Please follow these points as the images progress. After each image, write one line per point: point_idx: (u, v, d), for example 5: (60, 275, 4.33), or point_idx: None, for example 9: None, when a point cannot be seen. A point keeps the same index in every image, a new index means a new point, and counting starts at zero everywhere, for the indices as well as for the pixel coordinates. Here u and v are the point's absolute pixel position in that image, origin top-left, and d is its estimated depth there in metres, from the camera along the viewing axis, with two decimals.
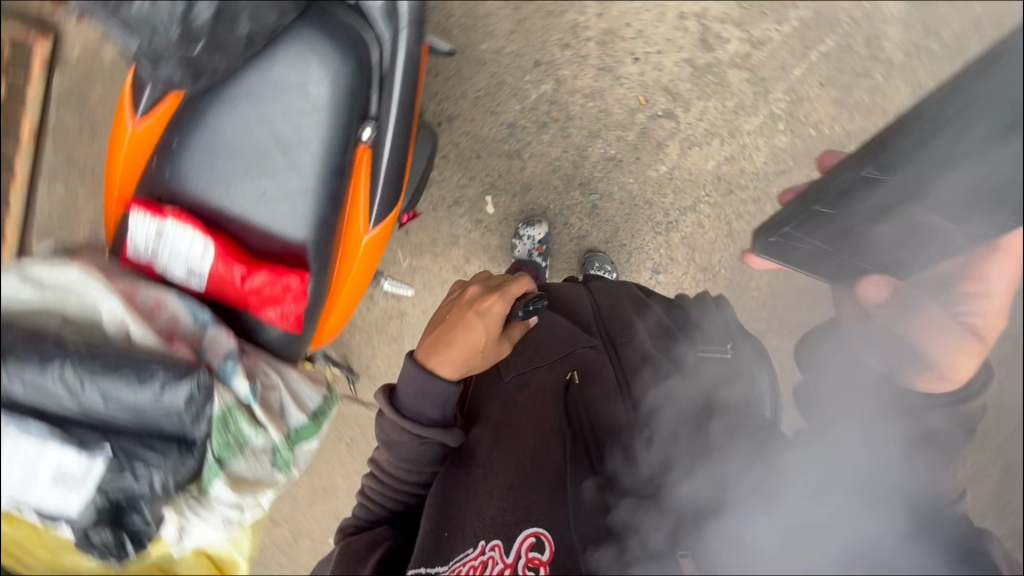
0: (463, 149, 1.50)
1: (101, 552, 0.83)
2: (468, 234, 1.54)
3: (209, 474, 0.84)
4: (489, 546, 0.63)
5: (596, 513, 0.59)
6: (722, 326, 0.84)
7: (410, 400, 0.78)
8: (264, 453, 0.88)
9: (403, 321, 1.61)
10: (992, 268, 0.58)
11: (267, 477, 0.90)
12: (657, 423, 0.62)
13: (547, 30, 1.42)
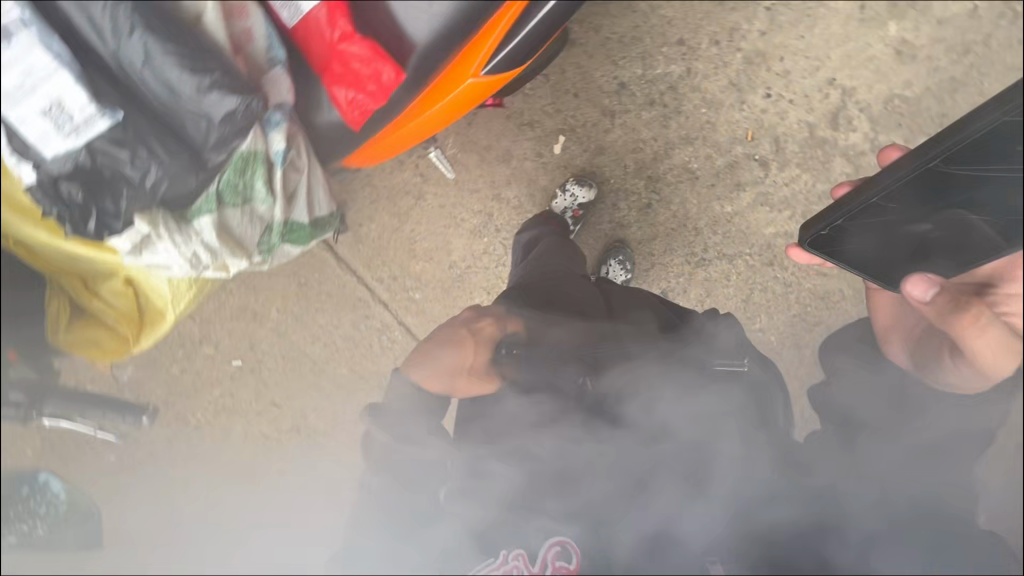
0: (567, 81, 1.45)
1: (60, 208, 1.01)
2: (524, 160, 1.48)
3: (201, 208, 1.11)
4: (511, 558, 0.69)
5: (619, 497, 0.73)
6: (734, 345, 0.90)
7: (400, 428, 0.88)
8: (256, 213, 1.17)
9: (417, 205, 1.52)
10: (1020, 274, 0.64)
11: (240, 235, 1.18)
12: (673, 420, 0.80)
13: (710, 19, 1.41)
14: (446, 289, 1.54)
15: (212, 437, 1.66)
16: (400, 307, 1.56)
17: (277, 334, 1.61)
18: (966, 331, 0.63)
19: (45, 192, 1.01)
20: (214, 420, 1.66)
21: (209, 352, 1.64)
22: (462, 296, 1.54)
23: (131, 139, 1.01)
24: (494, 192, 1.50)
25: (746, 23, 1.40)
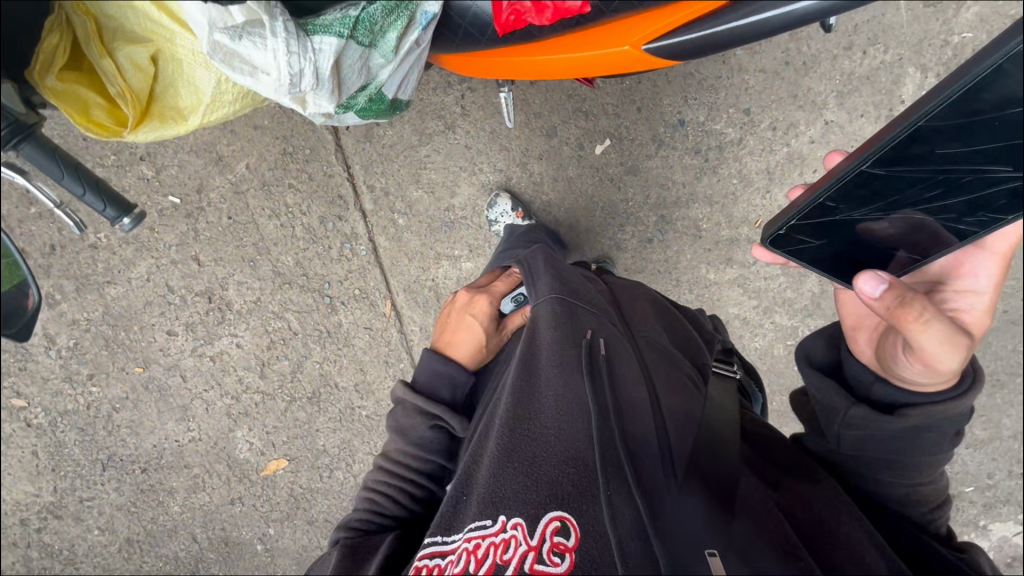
0: (636, 92, 1.42)
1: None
2: (564, 144, 1.44)
3: (331, 24, 0.75)
4: (510, 527, 0.69)
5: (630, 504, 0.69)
6: (693, 340, 1.06)
7: (426, 380, 1.02)
8: (369, 68, 0.83)
9: (444, 134, 1.41)
10: (980, 270, 0.80)
11: (344, 84, 0.81)
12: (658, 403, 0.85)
13: (779, 105, 1.45)
14: (432, 229, 1.47)
15: (111, 262, 1.45)
16: (376, 224, 1.46)
17: (232, 192, 1.42)
18: (911, 326, 0.73)
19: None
20: (120, 246, 1.44)
21: (147, 173, 1.40)
22: (442, 242, 1.48)
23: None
24: (522, 159, 1.45)
25: (803, 124, 1.46)
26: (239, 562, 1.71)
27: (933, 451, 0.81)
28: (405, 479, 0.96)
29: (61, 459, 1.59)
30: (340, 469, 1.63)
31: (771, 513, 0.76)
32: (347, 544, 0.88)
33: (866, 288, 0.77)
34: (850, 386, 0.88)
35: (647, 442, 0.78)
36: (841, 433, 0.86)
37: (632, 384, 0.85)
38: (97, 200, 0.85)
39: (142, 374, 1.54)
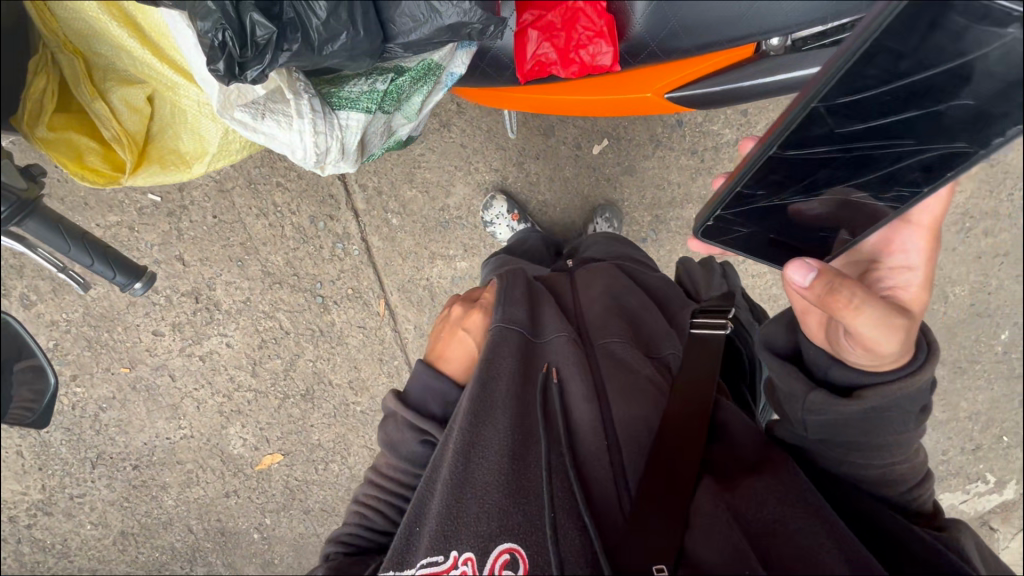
0: None
1: (227, 34, 0.63)
2: (562, 144, 1.43)
3: (358, 100, 0.82)
4: (462, 562, 0.68)
5: (578, 535, 0.66)
6: (663, 328, 0.97)
7: (413, 391, 0.87)
8: (390, 127, 0.90)
9: (439, 132, 1.39)
10: (908, 241, 0.69)
11: (368, 147, 0.89)
12: (609, 414, 0.78)
13: (776, 106, 1.44)
14: (427, 229, 1.44)
15: None
16: (369, 223, 1.43)
17: (217, 190, 1.37)
18: (843, 314, 0.65)
19: (219, 8, 0.62)
20: None
21: None
22: (437, 242, 1.46)
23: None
24: (518, 158, 1.43)
25: None
26: (236, 550, 1.74)
27: (895, 432, 0.70)
28: (398, 493, 0.86)
29: (47, 458, 1.57)
30: (336, 462, 1.65)
31: (718, 524, 0.65)
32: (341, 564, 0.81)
33: (794, 277, 0.69)
34: (807, 368, 0.75)
35: (599, 459, 0.73)
36: (804, 419, 0.74)
37: (588, 401, 0.78)
38: (107, 267, 0.81)
39: (129, 374, 1.50)
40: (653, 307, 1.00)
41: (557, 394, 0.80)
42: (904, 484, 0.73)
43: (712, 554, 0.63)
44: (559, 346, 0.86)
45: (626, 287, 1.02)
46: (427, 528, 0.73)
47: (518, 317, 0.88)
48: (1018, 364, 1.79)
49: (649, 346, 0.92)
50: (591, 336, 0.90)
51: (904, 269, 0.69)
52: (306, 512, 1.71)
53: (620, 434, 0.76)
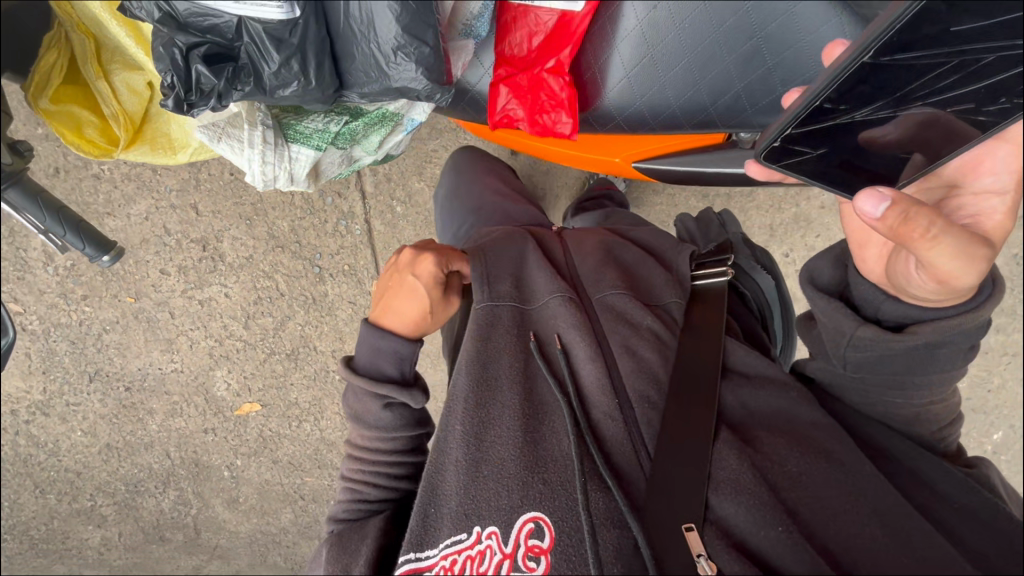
0: None
1: (173, 81, 0.65)
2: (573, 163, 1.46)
3: (310, 137, 0.85)
4: (485, 537, 0.70)
5: (604, 505, 0.69)
6: (667, 278, 0.95)
7: (367, 360, 0.87)
8: (350, 156, 0.94)
9: (455, 131, 1.43)
10: (994, 161, 0.69)
11: (323, 171, 0.93)
12: (612, 376, 0.79)
13: None
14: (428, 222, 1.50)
15: (112, 195, 1.49)
16: (374, 207, 1.49)
17: None
18: (918, 245, 0.64)
19: (167, 54, 0.63)
20: (123, 181, 1.47)
21: None
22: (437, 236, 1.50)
23: (292, 45, 0.63)
24: (528, 169, 1.46)
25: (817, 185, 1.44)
26: (206, 482, 1.85)
27: (942, 363, 0.75)
28: (377, 466, 0.90)
29: (51, 364, 1.69)
30: (309, 420, 1.74)
31: (750, 480, 0.70)
32: (338, 537, 0.85)
33: (865, 207, 0.64)
34: (856, 306, 0.79)
35: (613, 425, 0.76)
36: (845, 355, 0.79)
37: (594, 363, 0.80)
38: (76, 238, 0.86)
39: (133, 304, 1.61)
40: (648, 258, 0.98)
41: (564, 357, 0.82)
42: (930, 429, 0.81)
43: (743, 513, 0.68)
44: (556, 309, 0.85)
45: (618, 245, 1.00)
46: (445, 509, 0.74)
47: (505, 291, 0.87)
48: (1002, 465, 1.74)
49: (644, 292, 0.92)
50: (589, 291, 0.90)
51: (987, 197, 0.69)
52: (275, 462, 1.81)
53: (630, 392, 0.79)
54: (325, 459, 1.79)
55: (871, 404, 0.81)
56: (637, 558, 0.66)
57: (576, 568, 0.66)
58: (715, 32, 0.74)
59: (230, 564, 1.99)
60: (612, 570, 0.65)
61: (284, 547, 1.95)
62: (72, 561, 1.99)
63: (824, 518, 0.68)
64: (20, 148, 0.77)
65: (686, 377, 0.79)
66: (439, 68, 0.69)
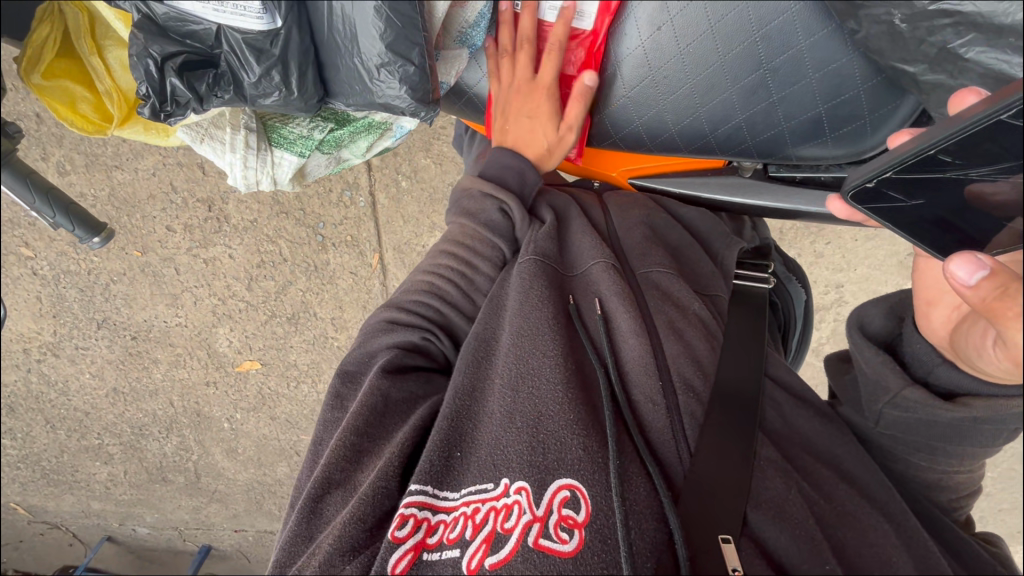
0: None
1: (148, 91, 0.63)
2: None
3: (293, 142, 0.83)
4: (513, 492, 0.53)
5: (643, 495, 0.54)
6: (713, 269, 0.80)
7: (490, 170, 0.78)
8: (337, 158, 0.90)
9: None
10: None
11: (309, 172, 0.91)
12: (663, 348, 0.65)
13: None
14: (432, 200, 1.51)
15: (120, 149, 1.49)
16: (379, 180, 1.49)
17: None
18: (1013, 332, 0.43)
19: (143, 66, 0.61)
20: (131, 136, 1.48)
21: None
22: (439, 214, 1.52)
23: (273, 56, 0.61)
24: None
25: None
26: (207, 432, 1.92)
27: (981, 440, 0.63)
28: (455, 275, 0.74)
29: (61, 308, 1.74)
30: (306, 384, 1.78)
31: (796, 509, 0.57)
32: (374, 387, 0.64)
33: (955, 272, 0.47)
34: (903, 363, 0.67)
35: (654, 410, 0.60)
36: (881, 412, 0.67)
37: (639, 336, 0.64)
38: (65, 220, 0.82)
39: (139, 258, 1.63)
40: (695, 243, 0.83)
41: (603, 325, 0.67)
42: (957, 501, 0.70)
43: (787, 541, 0.54)
44: (598, 276, 0.71)
45: (658, 222, 0.84)
46: (473, 452, 0.58)
47: (547, 247, 0.73)
48: None
49: (697, 281, 0.78)
50: (634, 265, 0.76)
51: None
52: (272, 419, 1.86)
53: (677, 376, 0.63)
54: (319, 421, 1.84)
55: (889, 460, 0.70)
56: (670, 557, 0.52)
57: (612, 554, 0.50)
58: (721, 60, 0.70)
59: (228, 508, 2.09)
60: (645, 567, 0.50)
61: (279, 497, 2.03)
62: (81, 492, 2.11)
63: (876, 574, 0.56)
64: (8, 129, 0.75)
65: (742, 377, 0.66)
66: (425, 86, 0.67)
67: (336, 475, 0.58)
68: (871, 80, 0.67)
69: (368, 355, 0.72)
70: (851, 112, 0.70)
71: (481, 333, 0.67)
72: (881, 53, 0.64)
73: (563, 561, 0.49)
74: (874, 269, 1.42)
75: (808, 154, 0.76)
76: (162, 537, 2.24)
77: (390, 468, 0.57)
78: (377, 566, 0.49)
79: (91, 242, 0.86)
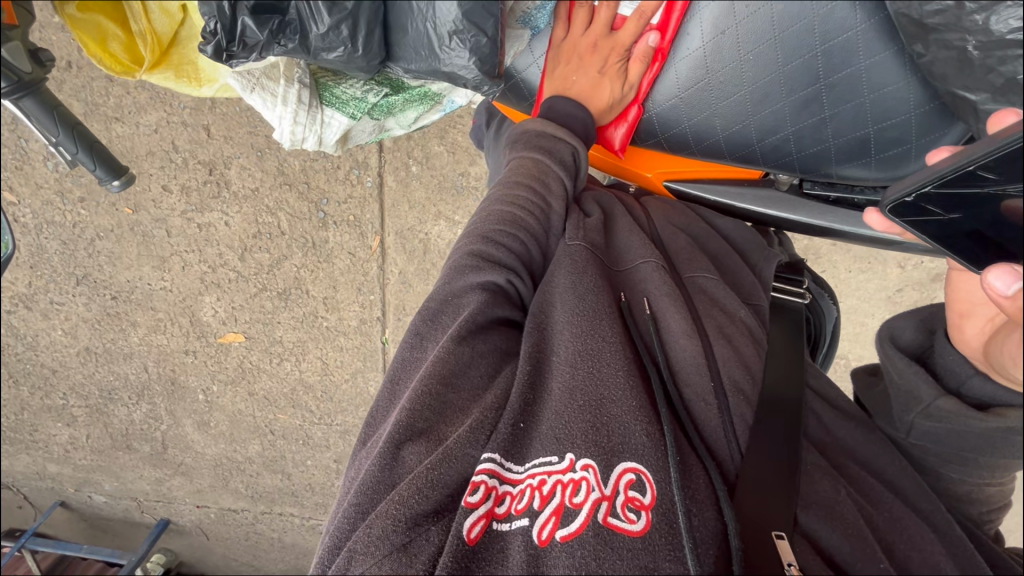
0: None
1: (216, 28, 0.61)
2: None
3: (346, 104, 0.83)
4: (580, 468, 0.53)
5: (702, 488, 0.54)
6: (751, 279, 0.81)
7: (553, 118, 0.82)
8: (382, 126, 0.93)
9: None
10: None
11: (352, 138, 0.92)
12: (713, 349, 0.66)
13: None
14: (440, 187, 1.49)
15: (122, 101, 1.44)
16: (389, 162, 1.48)
17: None
18: None
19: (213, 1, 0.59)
20: (136, 89, 1.43)
21: None
22: (446, 204, 1.51)
23: (345, 10, 0.60)
24: None
25: None
26: (180, 402, 1.86)
27: (1013, 451, 0.65)
28: (527, 225, 0.73)
29: (39, 260, 1.67)
30: (289, 362, 1.73)
31: (846, 511, 0.59)
32: (455, 347, 0.61)
33: (995, 283, 0.49)
34: (936, 374, 0.69)
35: (706, 408, 0.61)
36: (912, 422, 0.69)
37: (689, 336, 0.65)
38: (88, 159, 0.83)
39: (130, 216, 1.58)
40: (734, 253, 0.85)
41: (653, 323, 0.67)
42: (987, 515, 0.72)
43: (839, 540, 0.56)
44: (648, 275, 0.72)
45: (698, 233, 0.87)
46: (542, 422, 0.57)
47: (598, 243, 0.74)
48: None
49: (740, 289, 0.80)
50: (680, 269, 0.77)
51: None
52: (250, 395, 1.81)
53: (726, 379, 0.64)
54: (298, 402, 1.80)
55: (921, 471, 0.72)
56: (726, 551, 0.52)
57: (677, 537, 0.50)
58: (779, 70, 0.71)
59: (192, 482, 2.03)
60: (708, 555, 0.51)
61: (247, 475, 1.98)
62: (37, 453, 2.03)
63: None
64: (39, 57, 0.74)
65: (785, 385, 0.66)
66: (492, 60, 0.66)
67: (419, 423, 0.55)
68: (927, 105, 0.69)
69: (452, 294, 0.68)
70: (900, 135, 0.71)
71: (540, 313, 0.66)
72: (945, 79, 0.65)
73: (631, 540, 0.49)
74: (867, 297, 1.45)
75: (848, 174, 0.78)
76: (118, 508, 2.16)
77: (479, 434, 0.55)
78: (454, 531, 0.49)
79: (110, 183, 0.88)
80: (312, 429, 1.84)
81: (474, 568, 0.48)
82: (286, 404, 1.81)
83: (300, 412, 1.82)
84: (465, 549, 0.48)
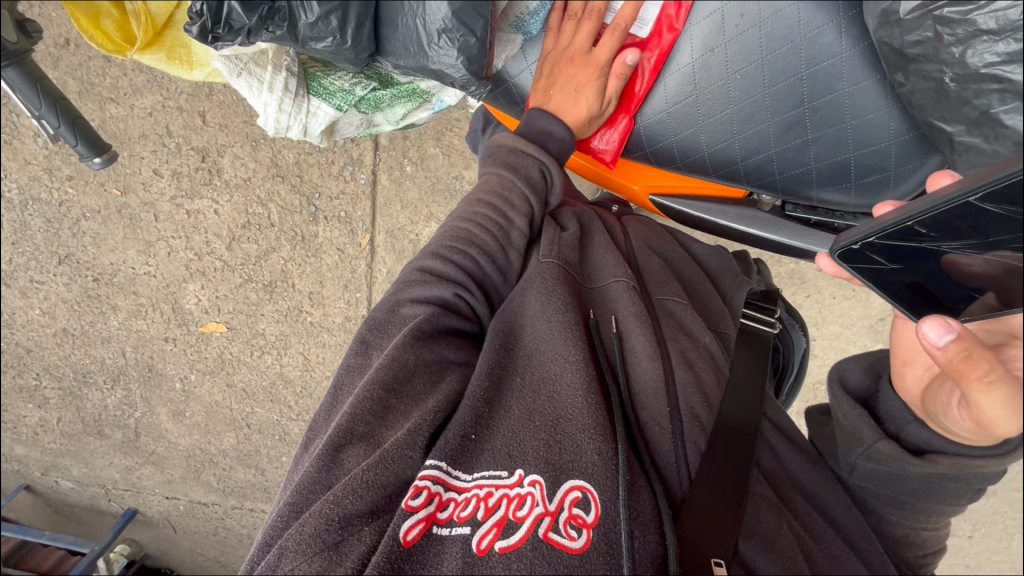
0: None
1: (202, 9, 0.60)
2: None
3: (333, 95, 0.83)
4: (527, 483, 0.52)
5: (647, 510, 0.55)
6: (720, 306, 0.82)
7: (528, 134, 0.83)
8: (369, 121, 0.93)
9: None
10: None
11: (338, 130, 0.92)
12: (675, 374, 0.66)
13: None
14: (434, 189, 1.49)
15: (119, 82, 1.44)
16: (384, 160, 1.48)
17: None
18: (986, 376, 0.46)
19: None
20: (133, 71, 1.43)
21: None
22: (438, 205, 1.50)
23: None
24: None
25: None
26: (156, 389, 1.83)
27: (949, 499, 0.65)
28: (493, 240, 0.73)
29: (22, 237, 1.65)
30: (269, 356, 1.71)
31: (786, 545, 0.59)
32: (396, 353, 0.60)
33: (930, 334, 0.49)
34: (879, 417, 0.70)
35: (662, 432, 0.61)
36: (854, 464, 0.69)
37: (653, 360, 0.65)
38: (69, 134, 0.81)
39: (119, 198, 1.57)
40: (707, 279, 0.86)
41: (616, 345, 0.67)
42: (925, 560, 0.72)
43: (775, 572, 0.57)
44: (618, 294, 0.72)
45: (673, 254, 0.87)
46: (494, 434, 0.56)
47: (571, 260, 0.74)
48: None
49: (709, 317, 0.80)
50: (651, 290, 0.77)
51: None
52: (228, 387, 1.79)
53: (683, 404, 0.64)
54: (275, 397, 1.77)
55: (864, 511, 0.72)
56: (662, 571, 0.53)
57: (615, 557, 0.50)
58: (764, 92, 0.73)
59: (163, 472, 1.99)
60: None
61: (220, 468, 1.94)
62: (7, 433, 1.99)
63: None
64: (27, 28, 0.75)
65: (743, 411, 0.67)
66: (481, 60, 0.67)
67: (358, 426, 0.54)
68: (905, 135, 0.70)
69: (394, 304, 0.68)
70: (879, 162, 0.73)
71: (504, 328, 0.66)
72: (924, 109, 0.65)
73: (569, 557, 0.49)
74: (849, 327, 1.46)
75: (828, 198, 0.79)
76: (86, 493, 2.11)
77: (416, 437, 0.55)
78: (390, 531, 0.48)
79: (91, 160, 0.85)
80: (288, 426, 1.81)
81: (408, 570, 0.47)
82: (263, 398, 1.78)
83: (277, 407, 1.79)
84: (400, 549, 0.47)
